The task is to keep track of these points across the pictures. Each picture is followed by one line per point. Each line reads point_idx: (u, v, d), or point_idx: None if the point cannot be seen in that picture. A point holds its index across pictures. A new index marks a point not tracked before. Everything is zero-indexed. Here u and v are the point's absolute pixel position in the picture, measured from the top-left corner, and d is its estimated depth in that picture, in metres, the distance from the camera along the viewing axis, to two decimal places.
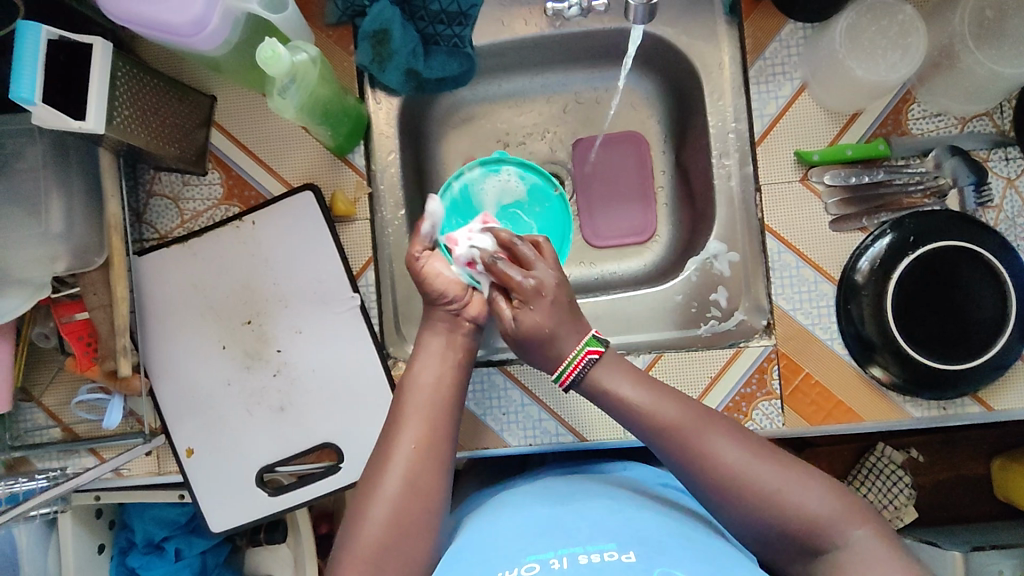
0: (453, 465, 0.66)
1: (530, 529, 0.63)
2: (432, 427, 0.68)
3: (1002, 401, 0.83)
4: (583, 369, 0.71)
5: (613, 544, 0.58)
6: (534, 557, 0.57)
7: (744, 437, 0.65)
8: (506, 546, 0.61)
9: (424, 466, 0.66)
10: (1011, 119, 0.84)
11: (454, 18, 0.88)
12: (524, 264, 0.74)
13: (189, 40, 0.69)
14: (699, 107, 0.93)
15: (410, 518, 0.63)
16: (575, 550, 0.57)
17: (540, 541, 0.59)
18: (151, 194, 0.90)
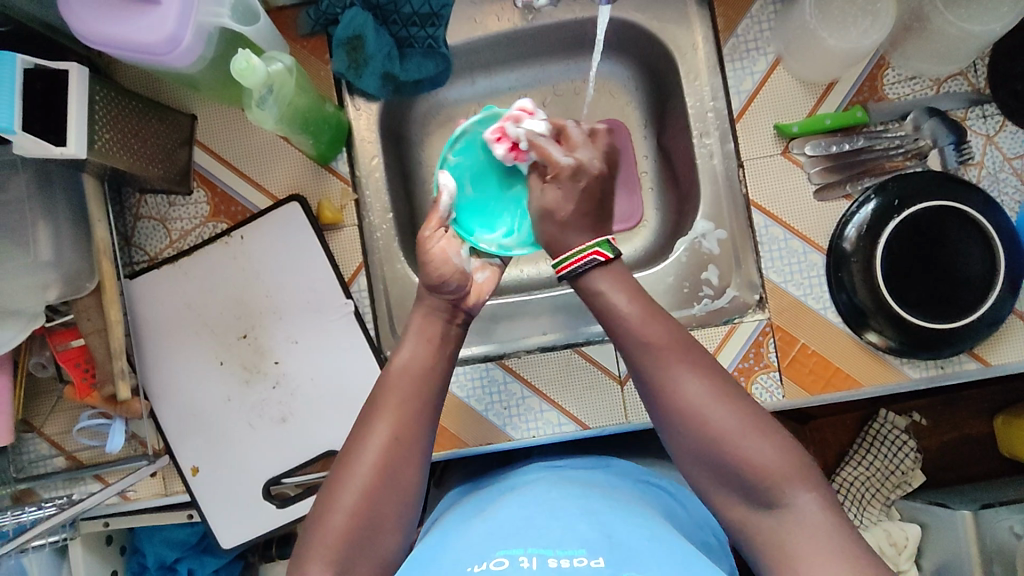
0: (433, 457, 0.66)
1: (504, 529, 0.62)
2: (407, 422, 0.65)
3: (998, 355, 0.84)
4: (584, 266, 0.68)
5: (583, 548, 0.57)
6: (505, 553, 0.57)
7: (715, 374, 0.63)
8: (477, 543, 0.60)
9: (393, 457, 0.63)
10: (985, 77, 0.85)
11: (426, 19, 0.89)
12: (570, 146, 0.74)
13: (163, 58, 0.68)
14: (676, 89, 0.93)
15: (377, 516, 0.62)
16: (545, 552, 0.56)
17: (513, 538, 0.59)
18: (138, 217, 0.90)
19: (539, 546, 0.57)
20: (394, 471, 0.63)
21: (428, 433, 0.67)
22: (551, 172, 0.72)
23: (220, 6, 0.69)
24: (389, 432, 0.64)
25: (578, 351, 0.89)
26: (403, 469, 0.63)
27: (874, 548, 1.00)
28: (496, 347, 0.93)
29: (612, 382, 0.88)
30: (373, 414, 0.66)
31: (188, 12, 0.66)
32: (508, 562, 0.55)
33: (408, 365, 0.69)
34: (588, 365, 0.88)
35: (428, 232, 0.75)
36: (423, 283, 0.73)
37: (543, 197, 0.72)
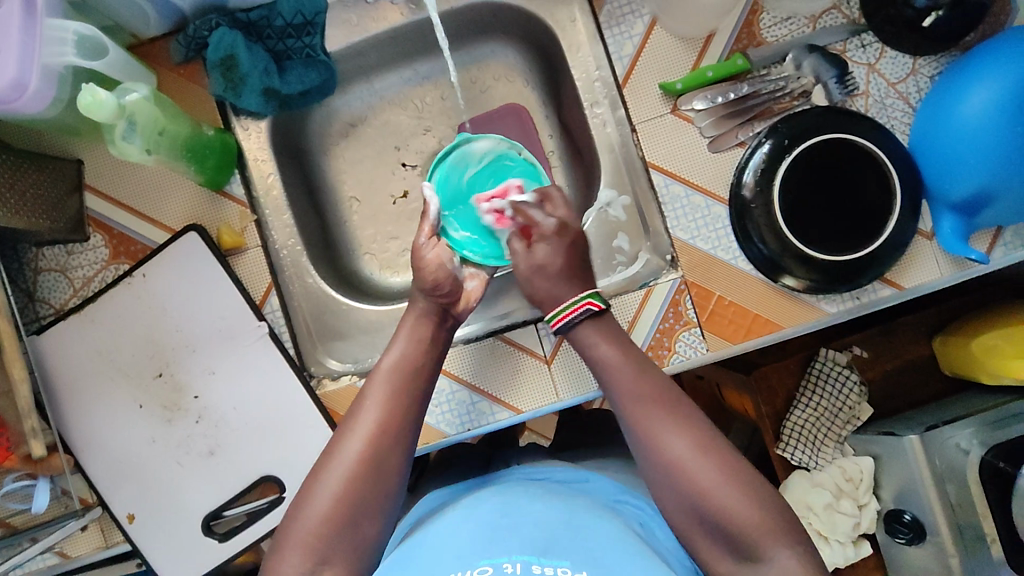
0: (406, 434, 0.67)
1: (483, 532, 0.61)
2: (389, 418, 0.66)
3: (910, 278, 0.84)
4: (579, 317, 0.73)
5: (565, 558, 0.57)
6: (487, 560, 0.56)
7: (673, 400, 0.67)
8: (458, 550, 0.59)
9: (381, 444, 0.65)
10: (858, 7, 0.86)
11: (301, 28, 0.88)
12: (552, 205, 0.79)
13: (13, 106, 0.67)
14: (563, 64, 0.93)
15: (352, 510, 0.62)
16: (530, 558, 0.56)
17: (494, 544, 0.59)
18: (38, 271, 0.88)
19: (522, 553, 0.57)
20: (378, 458, 0.64)
21: (414, 421, 0.68)
22: (534, 232, 0.78)
23: (64, 46, 0.68)
24: (376, 422, 0.66)
25: (500, 337, 0.88)
26: (384, 455, 0.64)
27: (831, 487, 1.03)
28: (477, 327, 0.91)
29: (538, 363, 0.87)
30: (362, 403, 0.68)
31: (29, 56, 0.65)
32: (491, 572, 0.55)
33: (398, 363, 0.71)
34: (512, 350, 0.87)
35: (420, 242, 0.78)
36: (416, 286, 0.77)
37: (533, 255, 0.77)
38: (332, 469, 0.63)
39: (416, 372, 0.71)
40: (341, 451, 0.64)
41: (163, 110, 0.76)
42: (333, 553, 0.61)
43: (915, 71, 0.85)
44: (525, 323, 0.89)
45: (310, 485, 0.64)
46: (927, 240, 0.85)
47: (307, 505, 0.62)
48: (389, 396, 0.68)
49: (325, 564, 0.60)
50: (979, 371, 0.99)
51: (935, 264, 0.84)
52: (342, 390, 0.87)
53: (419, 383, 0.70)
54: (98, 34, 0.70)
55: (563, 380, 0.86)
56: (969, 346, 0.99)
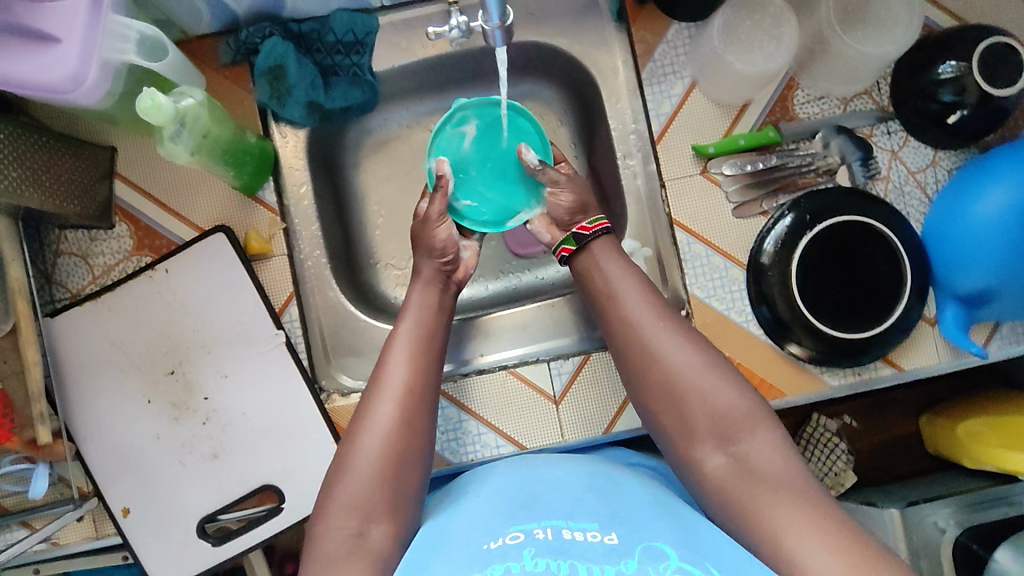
0: (425, 388, 0.69)
1: (507, 505, 0.61)
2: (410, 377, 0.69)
3: (910, 361, 0.89)
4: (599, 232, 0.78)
5: (594, 522, 0.58)
6: (518, 527, 0.57)
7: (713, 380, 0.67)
8: (485, 521, 0.59)
9: (407, 400, 0.67)
10: (888, 95, 0.90)
11: (351, 47, 0.89)
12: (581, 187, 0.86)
13: (69, 96, 0.66)
14: (601, 113, 0.95)
15: (390, 466, 0.64)
16: (559, 524, 0.57)
17: (521, 512, 0.59)
18: (58, 254, 0.89)
19: (553, 519, 0.58)
20: (407, 412, 0.67)
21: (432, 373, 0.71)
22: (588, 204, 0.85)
23: (126, 42, 0.68)
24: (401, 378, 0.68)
25: (511, 372, 0.89)
26: (410, 412, 0.67)
27: None
28: (456, 365, 0.93)
29: (546, 402, 0.88)
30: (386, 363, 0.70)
31: (91, 49, 0.64)
32: (523, 536, 0.55)
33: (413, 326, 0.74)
34: (523, 387, 0.89)
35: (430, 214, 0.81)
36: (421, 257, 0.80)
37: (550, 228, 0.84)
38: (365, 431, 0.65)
39: (430, 331, 0.74)
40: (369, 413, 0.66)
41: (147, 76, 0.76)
42: (376, 510, 0.62)
43: (934, 162, 0.89)
44: (536, 361, 0.91)
45: (343, 453, 0.65)
46: (929, 326, 0.89)
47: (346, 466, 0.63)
48: (408, 355, 0.71)
49: (371, 523, 0.61)
50: (959, 456, 1.05)
51: (934, 350, 0.89)
52: (352, 407, 0.88)
53: (433, 340, 0.73)
54: (160, 35, 0.71)
55: (569, 422, 0.88)
56: (953, 432, 1.05)
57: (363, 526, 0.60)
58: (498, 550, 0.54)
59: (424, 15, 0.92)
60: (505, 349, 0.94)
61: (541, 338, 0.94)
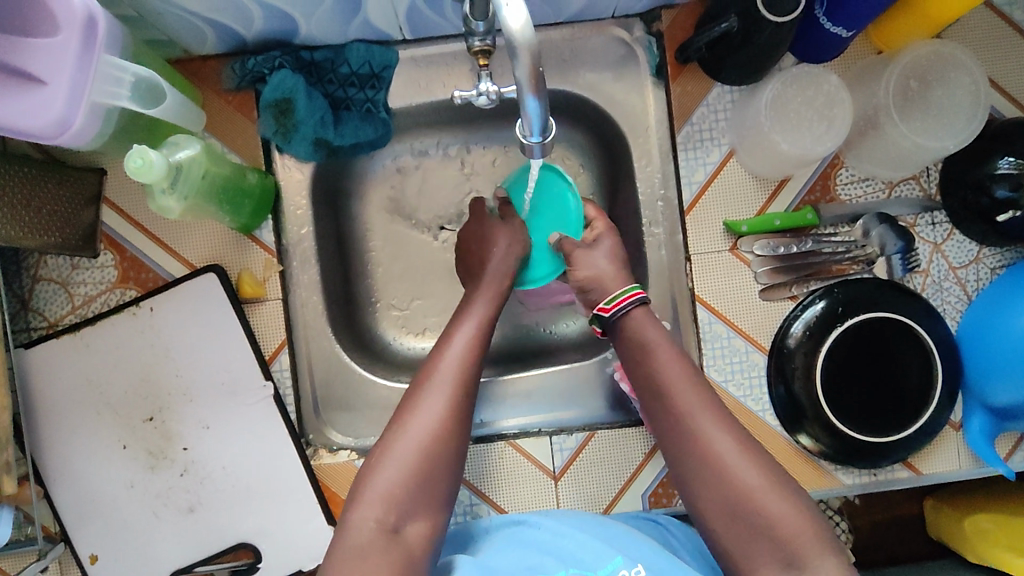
0: (471, 402, 0.68)
1: (532, 547, 0.64)
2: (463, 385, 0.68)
3: (929, 465, 0.85)
4: (627, 306, 0.73)
5: (617, 561, 0.60)
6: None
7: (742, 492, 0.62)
8: (516, 560, 0.62)
9: (456, 411, 0.66)
10: (937, 182, 0.84)
11: (366, 80, 0.83)
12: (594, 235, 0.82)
13: (52, 141, 0.61)
14: (628, 171, 0.89)
15: (431, 470, 0.63)
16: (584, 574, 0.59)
17: (545, 557, 0.62)
18: (36, 279, 0.81)
19: (575, 568, 0.60)
20: (453, 425, 0.66)
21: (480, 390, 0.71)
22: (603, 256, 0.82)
23: (120, 86, 0.62)
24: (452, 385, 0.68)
25: (511, 442, 0.85)
26: (457, 423, 0.66)
27: None
28: None
29: (544, 478, 0.84)
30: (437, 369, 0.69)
31: (79, 92, 0.59)
32: None
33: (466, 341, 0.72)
34: (522, 460, 0.84)
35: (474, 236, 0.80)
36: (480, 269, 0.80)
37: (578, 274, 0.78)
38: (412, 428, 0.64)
39: (481, 343, 0.73)
40: (413, 421, 0.65)
41: (174, 80, 0.76)
42: (414, 509, 0.61)
43: (978, 259, 0.84)
44: (538, 433, 0.86)
45: (387, 444, 0.64)
46: (953, 431, 0.85)
47: (387, 461, 0.63)
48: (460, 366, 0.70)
49: (405, 521, 0.61)
50: (964, 547, 0.98)
51: (955, 456, 0.84)
52: (338, 466, 0.83)
53: (482, 356, 0.72)
54: (156, 76, 0.65)
55: (568, 500, 0.84)
56: (959, 523, 0.99)
57: (398, 523, 0.60)
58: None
59: (449, 53, 0.85)
60: (515, 418, 0.89)
61: (552, 407, 0.89)
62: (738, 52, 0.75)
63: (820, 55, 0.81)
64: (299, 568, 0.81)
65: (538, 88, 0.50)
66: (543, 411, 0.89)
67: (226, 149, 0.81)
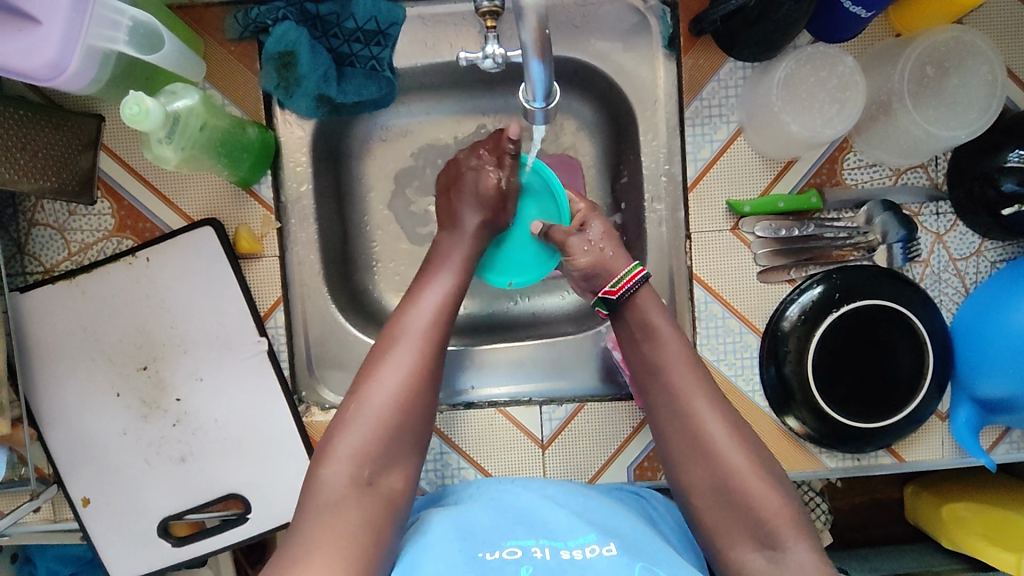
0: (423, 389, 0.66)
1: (505, 519, 0.63)
2: (429, 350, 0.68)
3: (913, 453, 0.86)
4: (633, 288, 0.74)
5: (593, 537, 0.59)
6: (515, 543, 0.58)
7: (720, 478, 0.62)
8: (482, 528, 0.61)
9: (409, 399, 0.64)
10: (945, 172, 0.83)
11: (372, 36, 0.81)
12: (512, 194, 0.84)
13: (47, 84, 0.60)
14: (634, 144, 0.88)
15: (395, 434, 0.63)
16: (557, 544, 0.58)
17: (520, 528, 0.61)
18: (33, 224, 0.81)
19: (550, 538, 0.60)
20: (405, 412, 0.64)
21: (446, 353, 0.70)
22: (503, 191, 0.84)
23: (116, 30, 0.60)
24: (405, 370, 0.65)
25: (501, 410, 0.85)
26: (420, 391, 0.66)
27: None
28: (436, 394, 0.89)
29: (533, 446, 0.85)
30: (389, 350, 0.67)
31: (74, 37, 0.58)
32: (521, 552, 0.57)
33: (434, 307, 0.71)
34: (511, 428, 0.85)
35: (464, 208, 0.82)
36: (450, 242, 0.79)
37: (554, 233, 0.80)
38: (371, 400, 0.63)
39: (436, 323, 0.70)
40: (359, 414, 0.63)
41: (172, 25, 0.74)
42: (385, 466, 0.62)
43: (979, 252, 0.83)
44: (528, 402, 0.87)
45: (351, 407, 0.64)
46: (939, 421, 0.86)
47: (359, 415, 0.63)
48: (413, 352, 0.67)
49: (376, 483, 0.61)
50: (937, 531, 1.00)
51: (939, 445, 0.86)
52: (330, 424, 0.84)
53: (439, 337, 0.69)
54: (155, 22, 0.64)
55: (554, 469, 0.85)
56: (937, 509, 1.00)
57: (356, 507, 0.59)
58: (495, 562, 0.55)
59: (458, 13, 0.83)
60: (496, 387, 0.89)
61: (535, 378, 0.89)
62: (754, 27, 0.73)
63: (837, 35, 0.79)
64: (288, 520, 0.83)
65: (544, 53, 0.50)
66: (529, 382, 0.89)
67: (226, 100, 0.80)
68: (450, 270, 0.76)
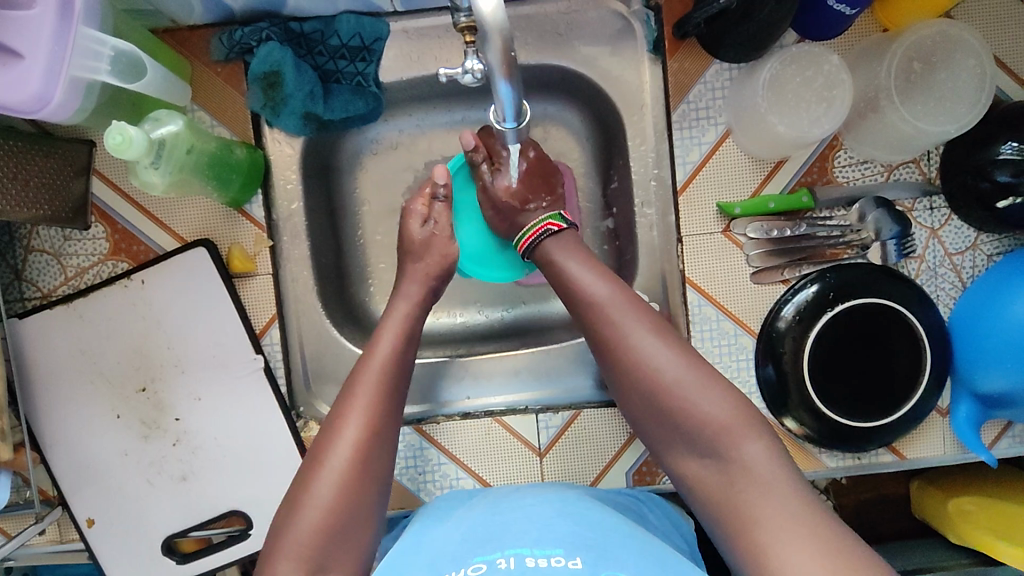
0: (384, 432, 0.64)
1: (473, 537, 0.60)
2: (381, 402, 0.65)
3: (915, 450, 0.85)
4: (540, 237, 0.76)
5: (560, 547, 0.56)
6: (481, 559, 0.55)
7: None
8: (449, 552, 0.58)
9: (370, 445, 0.63)
10: (936, 167, 0.82)
11: (356, 52, 0.82)
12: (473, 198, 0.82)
13: (33, 116, 0.61)
14: (623, 149, 0.88)
15: (363, 478, 0.61)
16: (523, 551, 0.55)
17: (488, 543, 0.58)
18: (29, 250, 0.82)
19: (518, 546, 0.56)
20: (368, 459, 0.62)
21: (403, 400, 0.68)
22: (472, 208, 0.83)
23: (98, 60, 0.61)
24: (366, 415, 0.64)
25: (498, 420, 0.85)
26: (376, 445, 0.63)
27: None
28: (433, 405, 0.89)
29: (530, 454, 0.85)
30: (348, 399, 0.65)
31: (56, 69, 0.58)
32: (485, 568, 0.54)
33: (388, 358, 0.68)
34: (508, 436, 0.85)
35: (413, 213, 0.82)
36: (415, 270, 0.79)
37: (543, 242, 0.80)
38: (332, 453, 0.62)
39: (397, 363, 0.69)
40: (321, 468, 0.61)
41: (158, 50, 0.75)
42: (347, 535, 0.59)
43: (974, 246, 0.82)
44: (524, 410, 0.87)
45: (307, 475, 0.61)
46: (940, 417, 0.85)
47: (320, 474, 0.61)
48: (372, 397, 0.65)
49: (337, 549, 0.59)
50: (945, 528, 0.99)
51: (940, 441, 0.85)
52: None
53: (398, 378, 0.68)
54: (138, 51, 0.64)
55: (553, 477, 0.85)
56: (943, 503, 0.99)
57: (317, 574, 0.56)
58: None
59: (441, 25, 0.83)
60: (492, 397, 0.89)
61: (530, 385, 0.90)
62: (737, 29, 0.73)
63: (822, 33, 0.79)
64: None
65: (510, 73, 0.50)
66: (524, 389, 0.89)
67: (214, 121, 0.80)
68: (405, 308, 0.75)
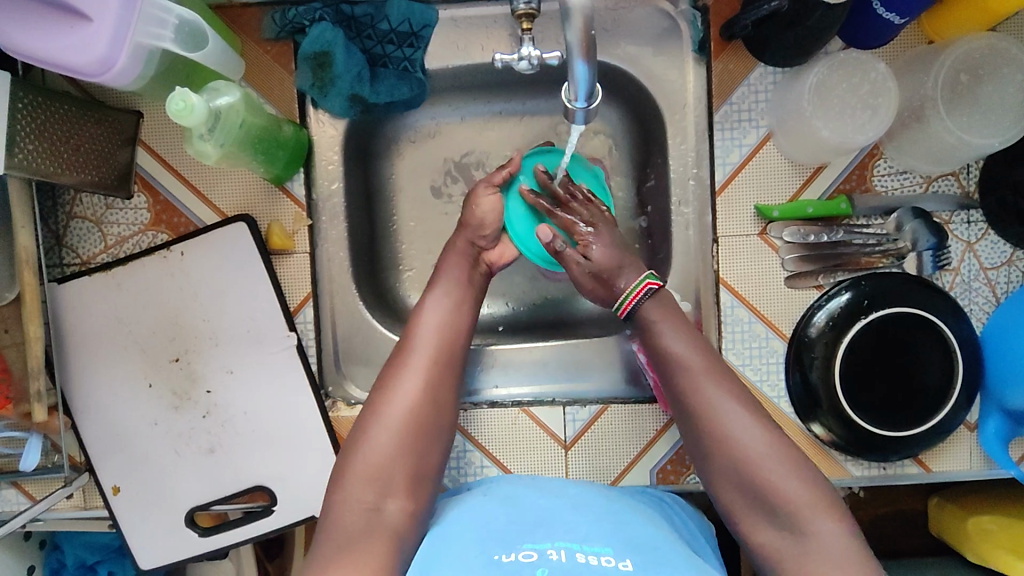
0: (442, 374, 0.71)
1: (520, 523, 0.62)
2: (440, 348, 0.73)
3: (941, 463, 0.85)
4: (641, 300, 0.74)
5: (608, 546, 0.57)
6: (532, 546, 0.57)
7: None
8: (500, 531, 0.60)
9: (431, 381, 0.70)
10: (976, 181, 0.82)
11: (405, 38, 0.82)
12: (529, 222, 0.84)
13: (95, 80, 0.62)
14: (662, 147, 0.89)
15: (425, 412, 0.69)
16: (574, 546, 0.57)
17: (537, 532, 0.60)
18: (71, 216, 0.83)
19: (567, 540, 0.58)
20: (429, 395, 0.70)
21: (461, 350, 0.75)
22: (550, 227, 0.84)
23: (162, 28, 0.62)
24: (426, 357, 0.72)
25: (525, 410, 0.86)
26: (435, 389, 0.70)
27: None
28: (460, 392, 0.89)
29: (556, 446, 0.85)
30: (410, 344, 0.73)
31: (123, 34, 0.59)
32: (537, 556, 0.55)
33: (436, 318, 0.75)
34: (534, 427, 0.85)
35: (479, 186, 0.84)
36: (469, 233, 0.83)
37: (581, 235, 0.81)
38: (394, 393, 0.69)
39: (454, 313, 0.76)
40: (387, 403, 0.68)
41: (212, 22, 0.76)
42: (392, 486, 0.65)
43: (1010, 261, 0.82)
44: (551, 402, 0.87)
45: (372, 411, 0.69)
46: (968, 431, 0.85)
47: (384, 410, 0.68)
48: (434, 345, 0.73)
49: (386, 498, 0.64)
50: (964, 545, 0.98)
51: (967, 456, 0.85)
52: (356, 420, 0.85)
53: (456, 326, 0.75)
54: (200, 21, 0.65)
55: (577, 470, 0.85)
56: (962, 520, 0.99)
57: (379, 501, 0.64)
58: (510, 565, 0.54)
59: (489, 16, 0.85)
60: (520, 387, 0.90)
61: (558, 378, 0.90)
62: (785, 32, 0.74)
63: (868, 41, 0.79)
64: (311, 513, 0.84)
65: (589, 54, 0.53)
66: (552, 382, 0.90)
67: (261, 98, 0.82)
68: (464, 272, 0.80)
